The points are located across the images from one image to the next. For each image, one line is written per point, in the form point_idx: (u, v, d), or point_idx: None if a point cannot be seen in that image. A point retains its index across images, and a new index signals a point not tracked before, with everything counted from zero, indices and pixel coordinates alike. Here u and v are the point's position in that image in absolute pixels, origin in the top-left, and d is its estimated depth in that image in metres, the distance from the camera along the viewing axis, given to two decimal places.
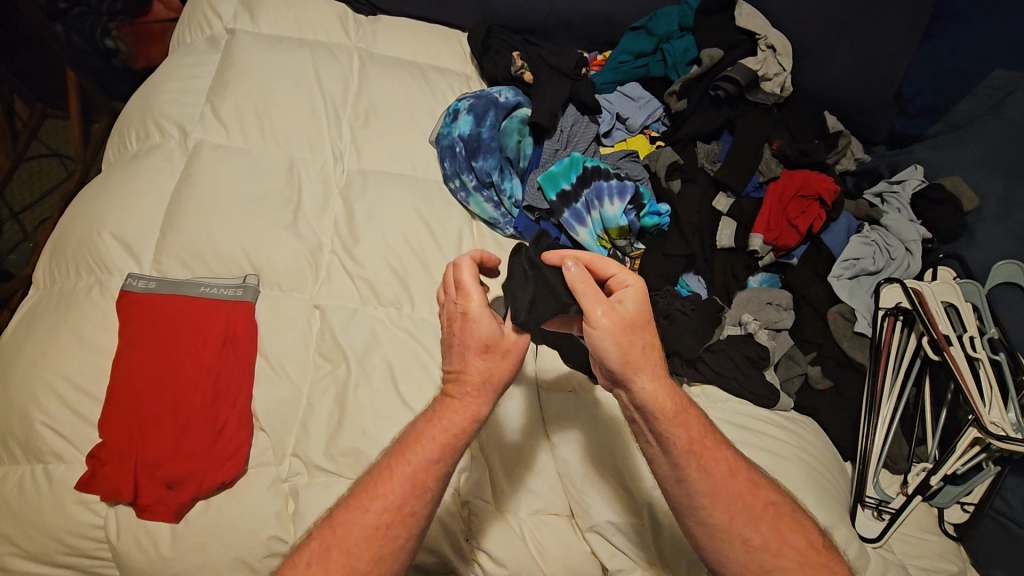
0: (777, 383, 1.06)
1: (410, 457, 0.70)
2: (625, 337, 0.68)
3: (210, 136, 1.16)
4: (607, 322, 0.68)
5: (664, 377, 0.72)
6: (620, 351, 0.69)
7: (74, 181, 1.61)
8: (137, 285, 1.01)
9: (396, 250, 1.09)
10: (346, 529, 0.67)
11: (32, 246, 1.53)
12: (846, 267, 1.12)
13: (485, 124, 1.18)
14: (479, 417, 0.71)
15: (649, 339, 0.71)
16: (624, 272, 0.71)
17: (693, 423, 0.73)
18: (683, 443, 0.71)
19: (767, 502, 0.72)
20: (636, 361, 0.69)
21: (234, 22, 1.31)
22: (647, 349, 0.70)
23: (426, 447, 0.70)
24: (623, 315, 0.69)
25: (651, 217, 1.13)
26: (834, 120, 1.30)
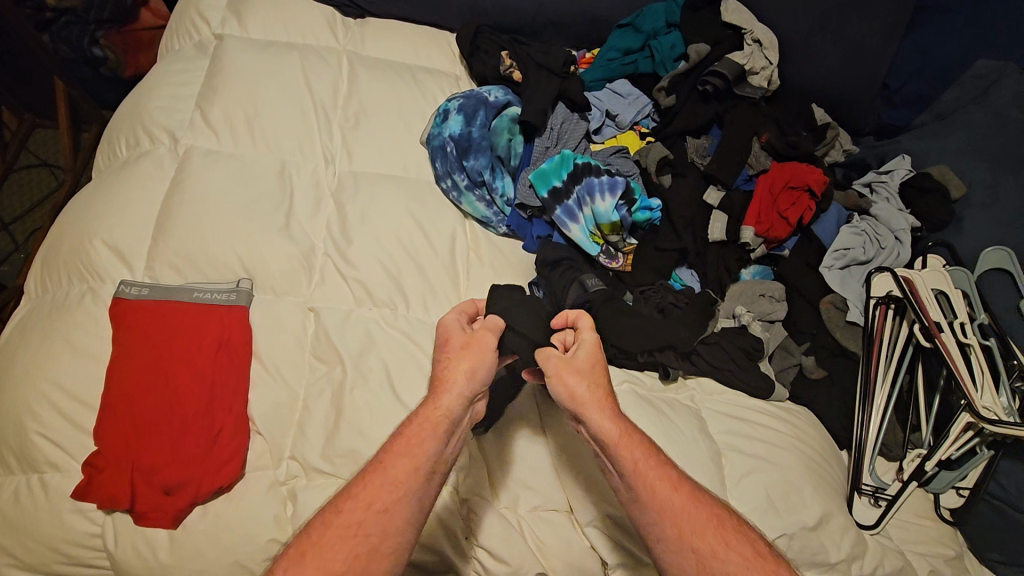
0: (771, 374, 1.07)
1: (405, 455, 0.75)
2: (572, 378, 0.80)
3: (201, 142, 1.16)
4: (554, 366, 0.81)
5: (616, 416, 0.80)
6: (566, 390, 0.80)
7: (66, 189, 1.61)
8: (130, 291, 1.00)
9: (391, 252, 1.09)
10: (350, 530, 0.70)
11: (24, 256, 1.53)
12: (837, 258, 1.12)
13: (475, 124, 1.18)
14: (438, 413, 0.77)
15: (597, 383, 0.81)
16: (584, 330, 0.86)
17: (636, 446, 0.78)
18: (629, 463, 0.76)
19: (711, 514, 0.75)
20: (580, 399, 0.79)
21: (222, 27, 1.31)
22: (594, 391, 0.80)
23: (430, 445, 0.76)
24: (572, 359, 0.82)
25: (643, 212, 1.12)
26: (822, 111, 1.31)
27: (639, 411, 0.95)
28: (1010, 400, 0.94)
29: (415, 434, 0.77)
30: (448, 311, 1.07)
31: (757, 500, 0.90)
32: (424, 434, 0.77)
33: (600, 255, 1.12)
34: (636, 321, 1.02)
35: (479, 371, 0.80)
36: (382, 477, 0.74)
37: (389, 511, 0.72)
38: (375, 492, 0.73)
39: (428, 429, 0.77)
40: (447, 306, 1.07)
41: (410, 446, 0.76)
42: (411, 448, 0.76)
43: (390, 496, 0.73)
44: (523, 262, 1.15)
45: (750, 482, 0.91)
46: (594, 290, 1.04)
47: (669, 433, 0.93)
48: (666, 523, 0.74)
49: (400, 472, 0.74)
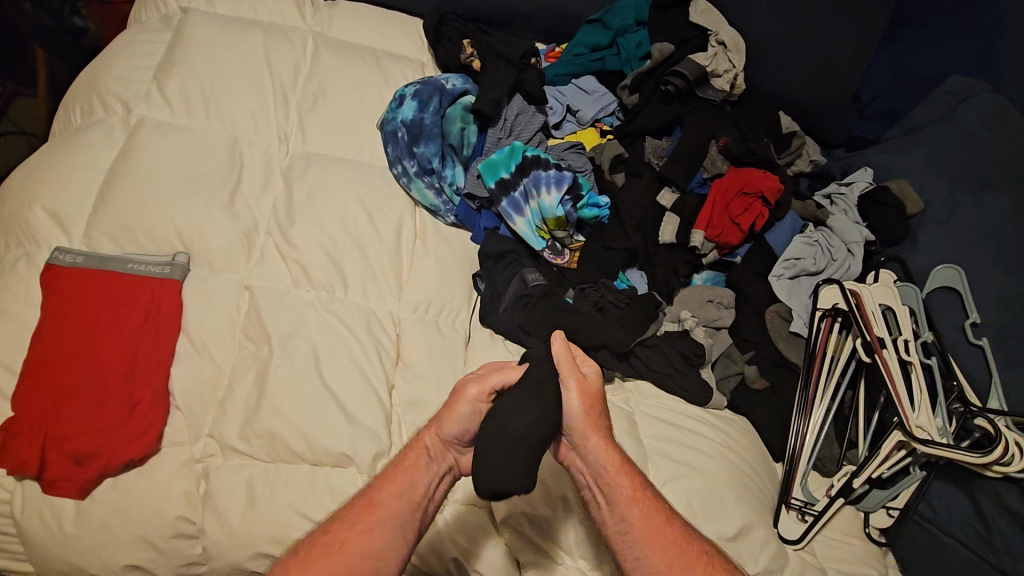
0: (711, 381, 1.06)
1: (392, 483, 0.80)
2: (587, 402, 0.83)
3: (154, 113, 1.16)
4: (574, 385, 0.83)
5: (612, 443, 0.84)
6: (582, 413, 0.83)
7: None
8: (64, 259, 0.99)
9: (334, 237, 1.08)
10: (331, 549, 0.74)
11: None
12: (787, 267, 1.10)
13: (429, 110, 1.15)
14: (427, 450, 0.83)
15: (603, 410, 0.86)
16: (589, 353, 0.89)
17: (633, 476, 0.82)
18: (625, 493, 0.80)
19: (703, 550, 0.77)
20: (589, 422, 0.83)
21: (189, 2, 1.31)
22: (600, 416, 0.85)
23: (416, 474, 0.81)
24: (591, 382, 0.86)
25: (590, 209, 1.09)
26: (789, 120, 1.30)
27: None
28: (945, 422, 0.93)
29: (405, 460, 0.82)
30: (387, 298, 1.06)
31: (675, 508, 0.89)
32: (411, 464, 0.82)
33: (545, 251, 1.08)
34: (573, 317, 0.99)
35: (455, 428, 0.83)
36: (367, 499, 0.79)
37: (373, 531, 0.76)
38: (368, 521, 0.77)
39: (415, 461, 0.82)
40: (387, 294, 1.06)
41: (400, 474, 0.81)
42: (397, 475, 0.81)
43: (374, 518, 0.77)
44: (467, 251, 1.13)
45: (671, 488, 0.91)
46: (533, 285, 1.03)
47: None
48: (657, 557, 0.77)
49: (383, 496, 0.79)
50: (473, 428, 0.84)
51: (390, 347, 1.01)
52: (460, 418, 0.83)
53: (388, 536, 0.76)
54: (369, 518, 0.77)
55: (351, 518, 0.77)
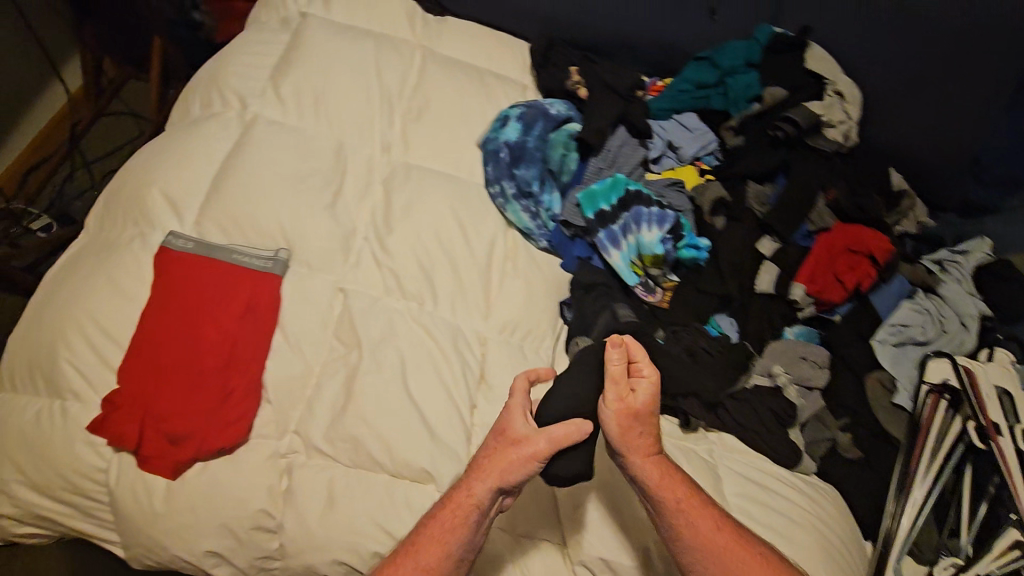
0: (799, 443, 1.01)
1: (436, 543, 0.78)
2: (625, 421, 0.83)
3: (267, 111, 1.20)
4: (613, 405, 0.83)
5: (656, 456, 0.84)
6: (620, 432, 0.83)
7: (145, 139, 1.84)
8: (176, 242, 1.03)
9: (429, 249, 1.09)
10: None
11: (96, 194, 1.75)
12: (893, 333, 1.05)
13: (532, 134, 1.16)
14: (479, 505, 0.80)
15: (650, 428, 0.84)
16: (645, 366, 0.84)
17: (679, 486, 0.83)
18: (670, 505, 0.81)
19: (757, 553, 0.81)
20: (628, 442, 0.83)
21: (308, 6, 1.35)
22: (645, 434, 0.83)
23: (461, 529, 0.79)
24: (632, 400, 0.83)
25: (689, 250, 1.07)
26: (900, 177, 1.26)
27: None
28: None
29: (445, 516, 0.80)
30: (474, 316, 1.06)
31: None
32: (457, 521, 0.79)
33: (637, 287, 1.05)
34: (665, 363, 0.97)
35: (510, 475, 0.80)
36: (415, 560, 0.78)
37: None
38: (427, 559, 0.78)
39: (453, 513, 0.80)
40: (473, 313, 1.06)
41: (445, 531, 0.79)
42: (444, 535, 0.79)
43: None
44: (557, 279, 1.12)
45: None
46: (624, 321, 1.01)
47: None
48: (710, 563, 0.80)
49: (431, 559, 0.78)
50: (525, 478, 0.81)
51: (474, 367, 1.01)
52: (521, 473, 0.80)
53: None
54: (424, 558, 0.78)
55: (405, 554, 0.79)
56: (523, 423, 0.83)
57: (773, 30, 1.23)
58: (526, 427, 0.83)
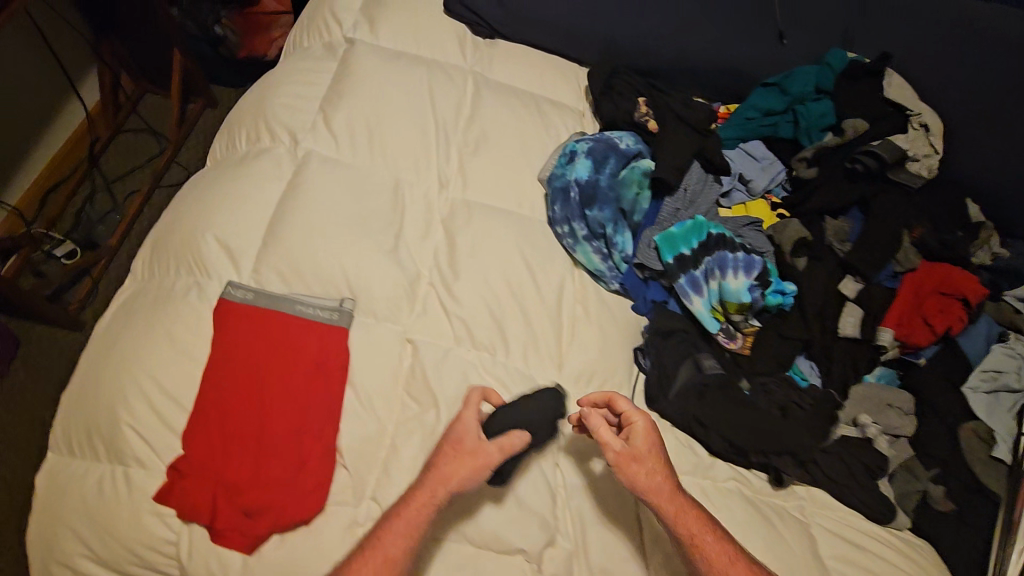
0: (890, 495, 0.97)
1: (395, 539, 0.78)
2: (631, 468, 0.81)
3: (320, 147, 1.14)
4: (614, 453, 0.82)
5: (671, 495, 0.81)
6: (631, 480, 0.81)
7: (166, 158, 1.71)
8: (236, 294, 0.98)
9: (497, 294, 1.04)
10: None
11: (119, 217, 1.64)
12: (986, 379, 1.02)
13: (603, 171, 1.12)
14: (436, 506, 0.80)
15: (659, 469, 0.82)
16: (634, 411, 0.85)
17: (694, 521, 0.81)
18: (690, 542, 0.79)
19: None
20: (641, 489, 0.80)
21: (353, 31, 1.28)
22: (654, 476, 0.81)
23: (416, 528, 0.78)
24: (628, 445, 0.83)
25: (775, 295, 1.04)
26: (976, 209, 1.21)
27: (741, 515, 0.89)
28: None
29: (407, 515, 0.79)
30: (548, 366, 1.01)
31: None
32: (414, 519, 0.79)
33: (719, 334, 1.02)
34: (756, 418, 0.95)
35: (469, 480, 0.81)
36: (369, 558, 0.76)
37: None
38: (390, 543, 0.77)
39: (416, 512, 0.79)
40: (546, 361, 1.01)
41: (397, 530, 0.78)
42: (397, 532, 0.78)
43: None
44: (632, 324, 1.07)
45: None
46: (710, 373, 0.99)
47: (778, 552, 0.87)
48: None
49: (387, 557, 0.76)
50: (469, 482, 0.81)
51: None
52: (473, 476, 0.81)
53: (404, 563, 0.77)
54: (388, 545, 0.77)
55: (372, 541, 0.78)
56: (475, 419, 0.85)
57: (848, 55, 1.19)
58: (477, 433, 0.84)
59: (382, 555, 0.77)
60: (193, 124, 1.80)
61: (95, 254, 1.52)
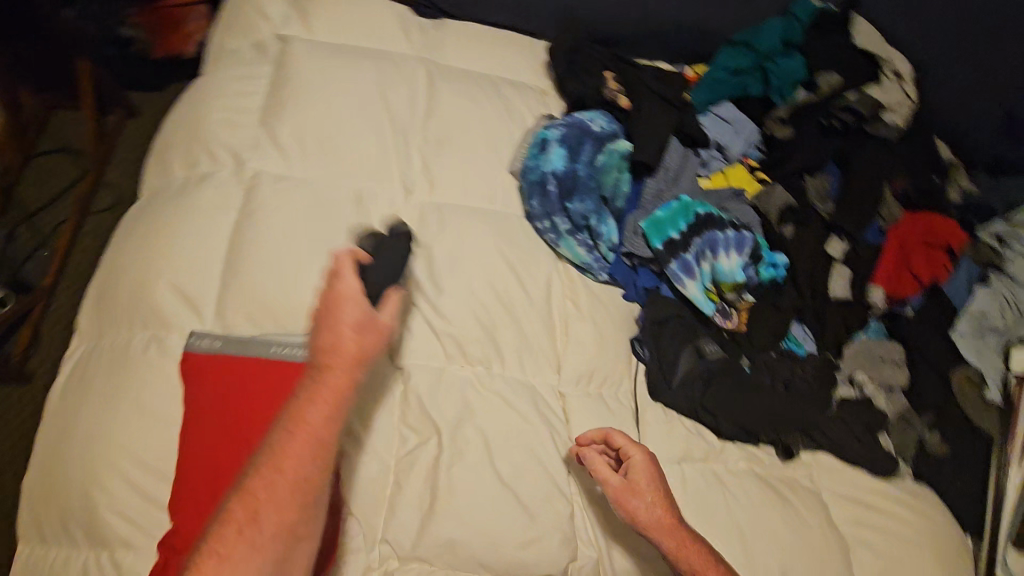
0: (890, 447, 0.98)
1: (313, 411, 0.72)
2: (629, 502, 0.81)
3: (269, 166, 1.04)
4: (613, 487, 0.82)
5: (674, 529, 0.80)
6: (630, 514, 0.81)
7: (92, 180, 1.52)
8: (200, 344, 0.88)
9: (484, 302, 0.98)
10: (258, 501, 0.68)
11: (48, 253, 1.44)
12: (973, 323, 1.04)
13: (580, 159, 1.08)
14: (351, 383, 0.74)
15: (658, 501, 0.81)
16: (630, 445, 0.84)
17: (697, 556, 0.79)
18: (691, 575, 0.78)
19: None
20: (641, 522, 0.80)
21: (285, 29, 1.17)
22: (655, 510, 0.81)
23: (327, 403, 0.72)
24: (626, 479, 0.82)
25: (768, 270, 1.03)
26: (945, 148, 1.29)
27: (758, 497, 0.89)
28: None
29: (324, 391, 0.73)
30: (546, 370, 0.97)
31: None
32: (328, 397, 0.73)
33: (714, 315, 1.01)
34: (758, 396, 0.95)
35: (371, 348, 0.75)
36: (286, 438, 0.71)
37: (304, 475, 0.71)
38: (312, 420, 0.72)
39: (329, 387, 0.73)
40: (545, 365, 0.97)
41: (308, 407, 0.72)
42: (310, 410, 0.72)
43: (301, 466, 0.70)
44: (627, 315, 1.03)
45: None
46: (711, 358, 0.99)
47: (794, 525, 0.88)
48: None
49: (310, 426, 0.72)
50: (366, 340, 0.74)
51: (561, 428, 0.92)
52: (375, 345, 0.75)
53: (333, 432, 0.73)
54: (310, 424, 0.71)
55: (290, 421, 0.72)
56: (357, 283, 0.75)
57: (814, 7, 1.21)
58: (361, 309, 0.74)
59: (307, 433, 0.71)
60: (115, 138, 1.60)
61: (29, 298, 1.34)
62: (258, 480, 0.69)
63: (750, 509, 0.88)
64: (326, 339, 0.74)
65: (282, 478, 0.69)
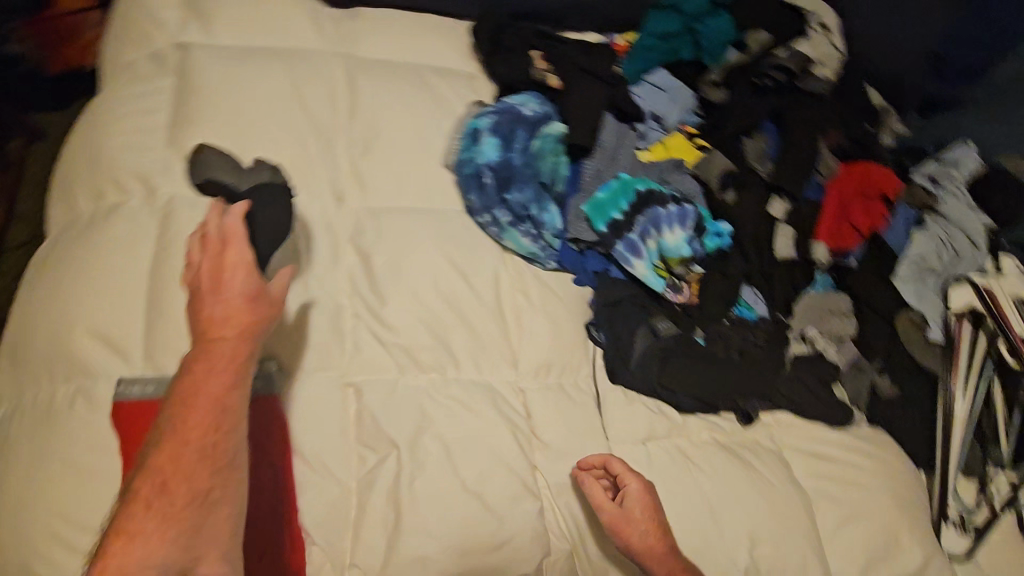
0: (845, 397, 1.01)
1: (212, 378, 0.69)
2: (623, 531, 0.81)
3: (183, 188, 0.96)
4: (608, 514, 0.82)
5: (668, 560, 0.80)
6: (623, 542, 0.81)
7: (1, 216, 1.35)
8: (130, 392, 0.82)
9: (431, 307, 0.95)
10: (167, 475, 0.65)
11: None
12: (912, 266, 1.06)
13: (514, 147, 1.05)
14: (250, 350, 0.71)
15: (654, 530, 0.82)
16: (627, 474, 0.84)
17: None
18: None
19: None
20: (634, 551, 0.80)
21: (183, 34, 1.07)
22: (650, 539, 0.81)
23: (225, 368, 0.69)
24: (621, 507, 0.82)
25: (713, 240, 1.03)
26: (875, 95, 1.31)
27: (722, 466, 0.90)
28: None
29: (220, 356, 0.69)
30: (503, 368, 0.94)
31: (851, 548, 0.89)
32: (224, 360, 0.69)
33: (666, 290, 1.00)
34: (714, 367, 0.97)
35: (263, 307, 0.73)
36: (186, 406, 0.67)
37: (215, 442, 0.68)
38: (211, 389, 0.68)
39: (224, 351, 0.70)
40: (502, 363, 0.95)
41: (206, 374, 0.68)
42: (209, 377, 0.68)
43: (209, 435, 0.67)
44: (579, 301, 1.01)
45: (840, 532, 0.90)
46: (666, 335, 0.99)
47: (759, 488, 0.90)
48: None
49: (211, 393, 0.68)
50: (257, 300, 0.72)
51: (525, 425, 0.91)
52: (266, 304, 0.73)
53: (239, 399, 0.70)
54: (210, 389, 0.68)
55: (190, 390, 0.68)
56: (244, 246, 0.74)
57: None
58: (249, 278, 0.72)
59: (208, 401, 0.68)
60: (21, 166, 1.41)
61: None
62: (161, 453, 0.66)
63: (716, 479, 0.89)
64: (216, 305, 0.71)
65: (190, 447, 0.66)
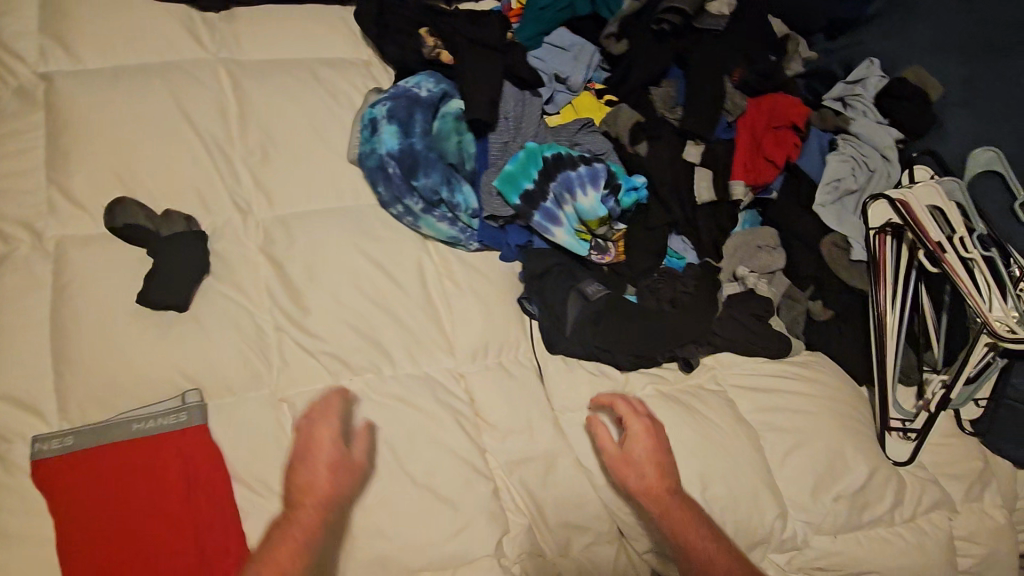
0: (783, 329, 1.03)
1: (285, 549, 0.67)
2: (624, 470, 0.81)
3: (70, 229, 0.90)
4: (612, 454, 0.83)
5: (668, 498, 0.79)
6: (623, 480, 0.81)
7: None
8: (47, 448, 0.77)
9: (356, 308, 0.93)
10: None
11: None
12: (829, 190, 1.07)
13: (414, 132, 1.00)
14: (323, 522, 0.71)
15: (658, 470, 0.81)
16: (631, 416, 0.84)
17: (684, 521, 0.77)
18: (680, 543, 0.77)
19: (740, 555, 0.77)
20: (632, 488, 0.80)
21: (44, 61, 0.98)
22: (650, 476, 0.80)
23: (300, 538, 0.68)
24: (622, 449, 0.83)
25: (629, 195, 1.02)
26: (780, 24, 1.25)
27: (668, 417, 0.91)
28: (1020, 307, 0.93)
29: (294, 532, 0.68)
30: (440, 357, 0.93)
31: (802, 474, 0.91)
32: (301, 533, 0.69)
33: (590, 253, 1.00)
34: (647, 322, 0.96)
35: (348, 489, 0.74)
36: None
37: None
38: (282, 562, 0.66)
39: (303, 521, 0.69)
40: (438, 353, 0.93)
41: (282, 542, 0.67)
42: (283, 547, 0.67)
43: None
44: (508, 277, 1.02)
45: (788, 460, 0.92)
46: (596, 297, 0.98)
47: (706, 432, 0.91)
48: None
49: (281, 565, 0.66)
50: (344, 482, 0.73)
51: (469, 411, 0.90)
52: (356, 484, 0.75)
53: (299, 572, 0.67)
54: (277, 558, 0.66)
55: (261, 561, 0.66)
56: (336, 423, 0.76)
57: None
58: (337, 453, 0.74)
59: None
60: None
61: None
62: None
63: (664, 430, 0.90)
64: (300, 483, 0.72)
65: None
